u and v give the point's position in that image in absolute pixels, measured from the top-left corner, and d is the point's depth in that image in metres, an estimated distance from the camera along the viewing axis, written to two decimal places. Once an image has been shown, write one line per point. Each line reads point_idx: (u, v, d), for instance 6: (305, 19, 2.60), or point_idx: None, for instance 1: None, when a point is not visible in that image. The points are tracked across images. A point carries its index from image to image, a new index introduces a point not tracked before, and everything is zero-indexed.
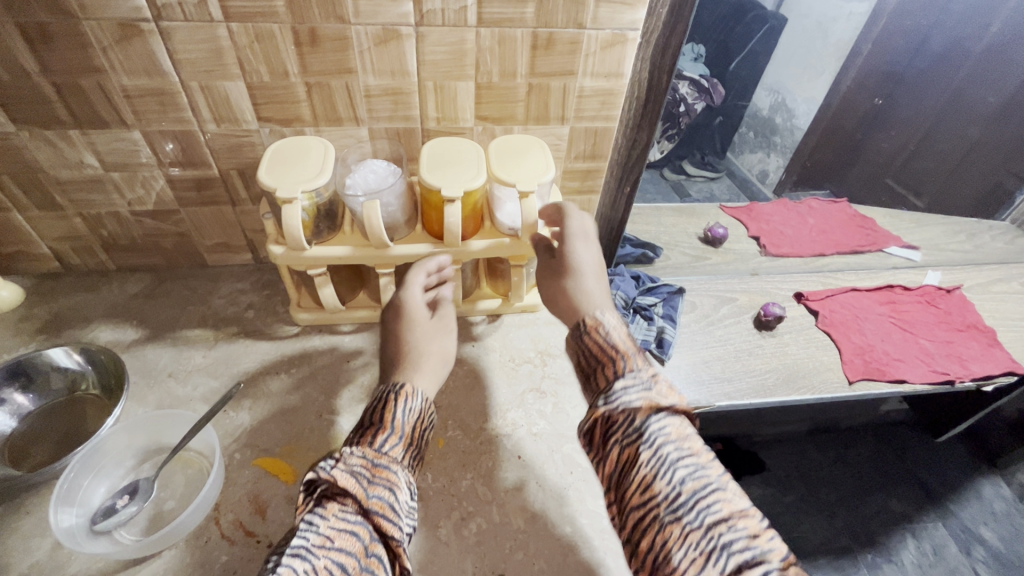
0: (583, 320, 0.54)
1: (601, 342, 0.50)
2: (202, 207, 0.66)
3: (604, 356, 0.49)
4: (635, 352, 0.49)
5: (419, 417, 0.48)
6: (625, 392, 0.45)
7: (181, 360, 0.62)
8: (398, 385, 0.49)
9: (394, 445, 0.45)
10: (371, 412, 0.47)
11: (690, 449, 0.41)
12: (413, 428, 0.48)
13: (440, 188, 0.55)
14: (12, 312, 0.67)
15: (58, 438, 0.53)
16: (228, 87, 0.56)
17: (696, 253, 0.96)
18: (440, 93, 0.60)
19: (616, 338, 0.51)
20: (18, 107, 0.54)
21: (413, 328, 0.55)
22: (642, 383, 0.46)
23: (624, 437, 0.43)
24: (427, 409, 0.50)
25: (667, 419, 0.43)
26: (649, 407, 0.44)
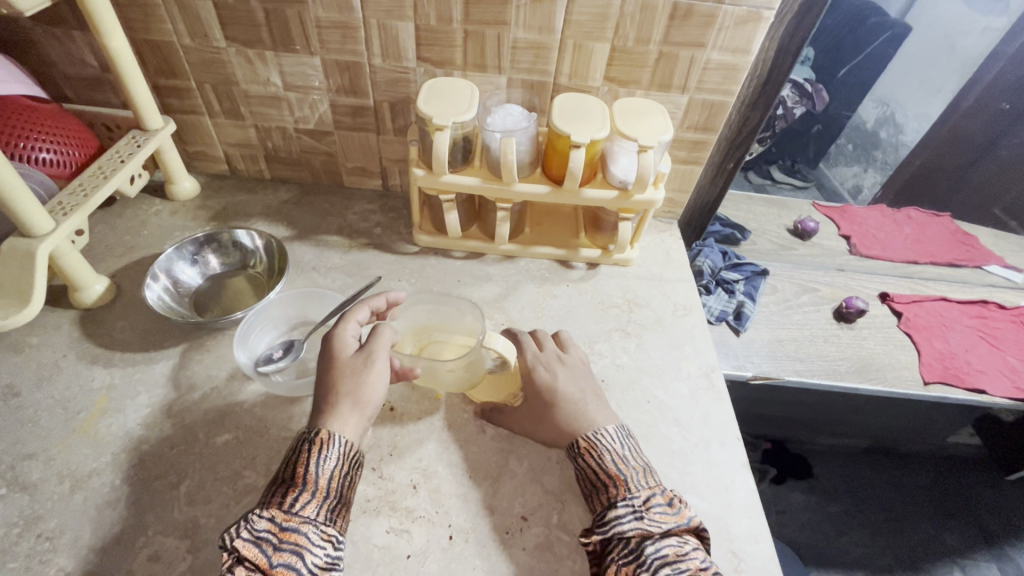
0: (577, 439, 0.51)
1: (593, 466, 0.48)
2: (352, 132, 0.77)
3: (598, 480, 0.48)
4: (631, 472, 0.48)
5: (339, 467, 0.45)
6: (618, 518, 0.45)
7: (322, 258, 0.73)
8: (314, 432, 0.46)
9: (308, 504, 0.43)
10: (286, 466, 0.45)
11: (687, 570, 0.42)
12: (332, 478, 0.45)
13: (570, 134, 0.61)
14: (190, 201, 0.81)
15: (232, 297, 0.65)
16: (401, 27, 0.65)
17: (783, 242, 0.97)
18: (578, 52, 0.66)
19: (613, 455, 0.49)
20: (233, 27, 0.66)
21: (339, 368, 0.48)
22: (634, 511, 0.45)
23: (620, 557, 0.44)
24: (353, 449, 0.47)
25: (663, 541, 0.44)
26: (642, 536, 0.44)
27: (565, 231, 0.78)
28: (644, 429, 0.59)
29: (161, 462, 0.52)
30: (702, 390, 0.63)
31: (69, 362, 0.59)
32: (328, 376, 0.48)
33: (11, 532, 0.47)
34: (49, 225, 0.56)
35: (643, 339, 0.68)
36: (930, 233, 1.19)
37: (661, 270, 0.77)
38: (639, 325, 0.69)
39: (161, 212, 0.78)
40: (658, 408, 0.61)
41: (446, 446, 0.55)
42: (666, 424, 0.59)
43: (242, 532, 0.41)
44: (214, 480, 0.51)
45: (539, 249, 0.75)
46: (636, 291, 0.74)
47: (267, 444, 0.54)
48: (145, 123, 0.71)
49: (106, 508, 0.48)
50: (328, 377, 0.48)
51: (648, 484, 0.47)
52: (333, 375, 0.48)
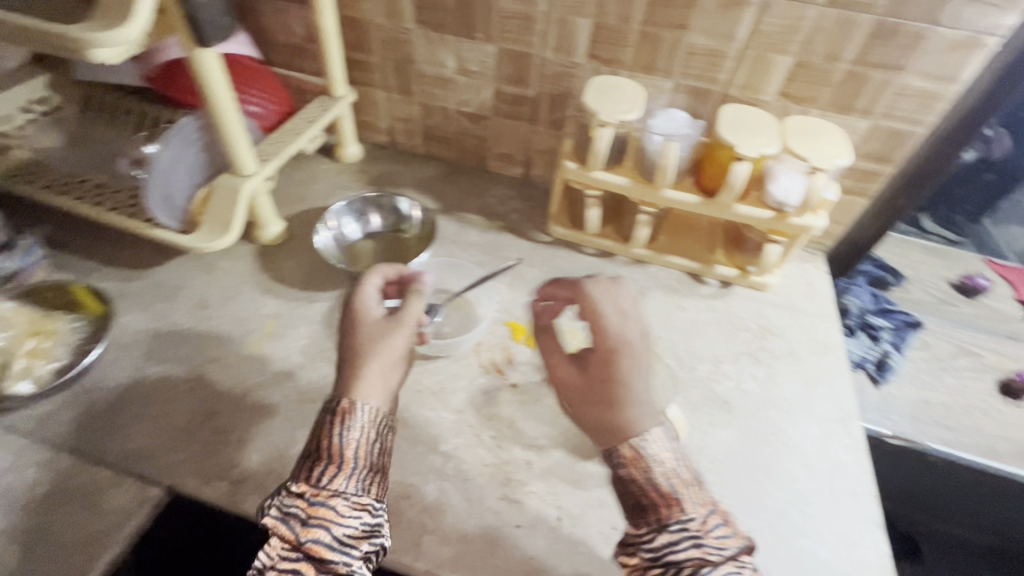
0: (618, 448, 0.46)
1: (642, 484, 0.44)
2: (507, 119, 0.80)
3: (653, 495, 0.44)
4: (689, 485, 0.44)
5: (356, 435, 0.45)
6: (668, 539, 0.42)
7: (462, 234, 0.78)
8: (335, 401, 0.45)
9: (341, 479, 0.43)
10: (318, 446, 0.45)
11: None
12: (360, 451, 0.44)
13: (736, 146, 0.60)
14: (352, 165, 0.89)
15: (382, 255, 0.70)
16: (579, 23, 0.67)
17: (944, 297, 0.87)
18: (756, 63, 0.64)
19: (666, 454, 0.45)
20: (425, 11, 0.72)
21: (368, 337, 0.48)
22: (690, 538, 0.42)
23: (653, 573, 0.42)
24: (382, 428, 0.46)
25: (721, 571, 0.40)
26: (696, 568, 0.40)
27: (702, 244, 0.76)
28: (767, 459, 0.56)
29: (312, 389, 0.58)
30: (835, 435, 0.59)
31: (248, 288, 0.68)
32: (360, 350, 0.47)
33: (194, 420, 0.55)
34: (255, 167, 0.66)
35: (774, 369, 0.64)
36: None
37: (802, 302, 0.72)
38: (770, 353, 0.66)
39: (328, 170, 0.87)
40: (783, 443, 0.58)
41: (563, 432, 0.56)
42: (790, 461, 0.56)
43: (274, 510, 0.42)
44: None
45: (672, 259, 0.73)
46: (771, 319, 0.70)
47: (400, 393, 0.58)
48: (332, 90, 0.80)
49: (266, 418, 0.55)
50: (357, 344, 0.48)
51: (699, 505, 0.43)
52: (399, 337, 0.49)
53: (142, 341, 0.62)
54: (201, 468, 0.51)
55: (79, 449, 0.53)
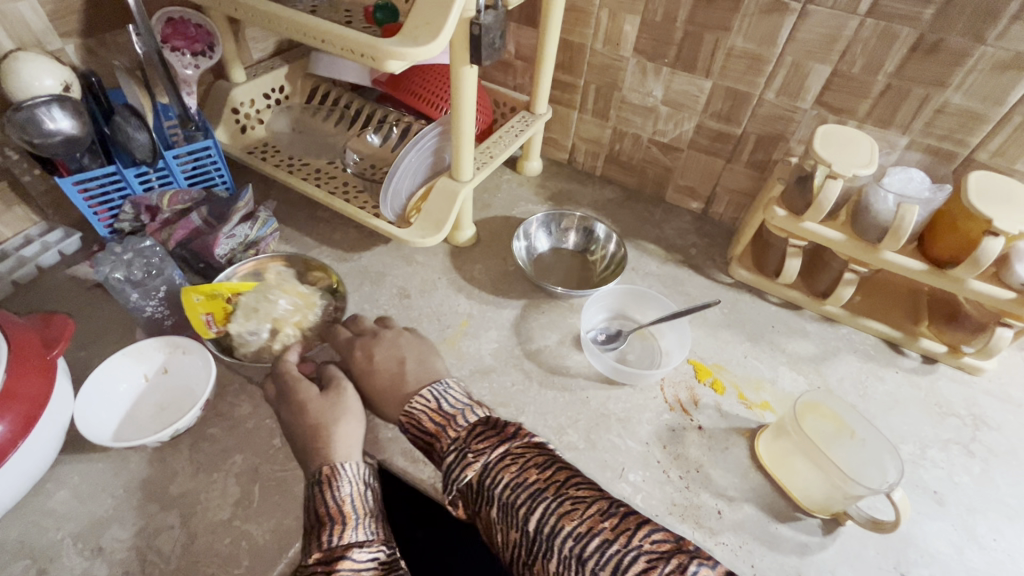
0: (413, 409, 0.52)
1: (432, 430, 0.50)
2: (702, 154, 0.80)
3: (433, 436, 0.50)
4: (452, 412, 0.51)
5: (500, 463, 0.46)
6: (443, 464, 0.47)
7: (641, 262, 0.78)
8: (319, 472, 0.48)
9: (344, 530, 0.45)
10: (420, 443, 0.51)
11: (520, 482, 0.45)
12: (347, 496, 0.47)
13: (991, 218, 0.55)
14: (532, 178, 0.92)
15: (570, 273, 0.73)
16: (815, 69, 0.65)
17: None
18: (1022, 130, 0.58)
19: (448, 403, 0.52)
20: (646, 42, 0.73)
21: (306, 401, 0.53)
22: (460, 452, 0.47)
23: (472, 500, 0.46)
24: (468, 447, 0.47)
25: (495, 466, 0.45)
26: (472, 467, 0.46)
27: (904, 313, 0.71)
28: (987, 567, 0.51)
29: (505, 393, 0.61)
30: None
31: (443, 284, 0.72)
32: (299, 424, 0.52)
33: None
34: (471, 175, 0.70)
35: (991, 466, 0.58)
36: None
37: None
38: (986, 447, 0.60)
39: (511, 180, 0.91)
40: (1005, 552, 0.52)
41: (753, 487, 0.55)
42: (1015, 575, 0.50)
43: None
44: (545, 426, 0.58)
45: (871, 323, 0.69)
46: (984, 408, 0.63)
47: (588, 414, 0.59)
48: (535, 107, 0.84)
49: None
50: (309, 421, 0.52)
51: (491, 439, 0.47)
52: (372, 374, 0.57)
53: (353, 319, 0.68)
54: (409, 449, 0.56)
55: None
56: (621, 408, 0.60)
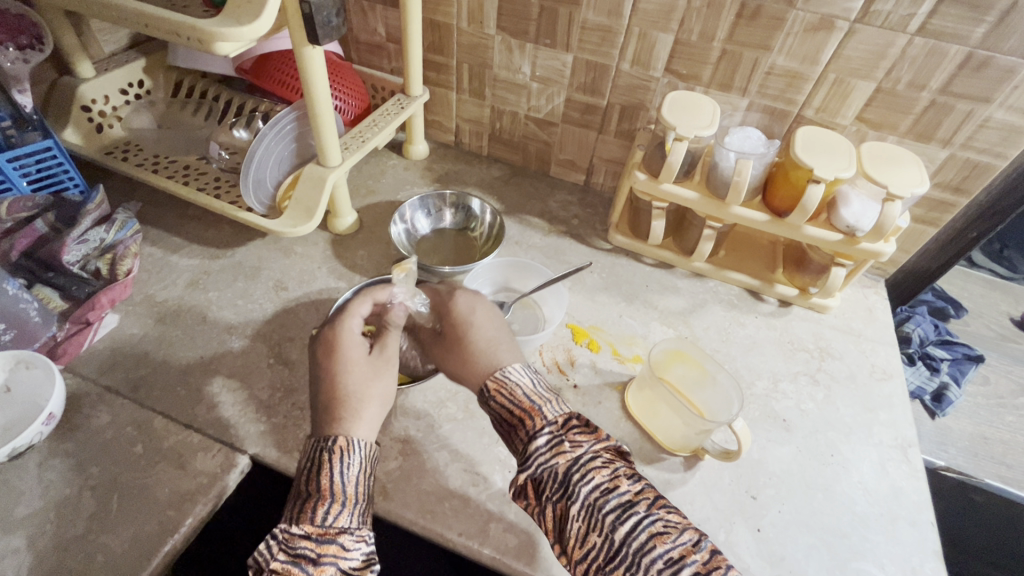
0: (486, 381, 0.51)
1: (515, 400, 0.49)
2: (576, 127, 0.82)
3: (517, 416, 0.49)
4: (550, 404, 0.49)
5: (591, 462, 0.45)
6: (538, 453, 0.45)
7: (524, 236, 0.80)
8: (332, 439, 0.46)
9: (338, 513, 0.44)
10: (499, 418, 0.50)
11: (622, 492, 0.43)
12: (351, 481, 0.45)
13: (813, 167, 0.61)
14: (419, 162, 0.92)
15: (452, 251, 0.73)
16: (660, 38, 0.68)
17: (1004, 333, 0.87)
18: (836, 87, 0.65)
19: (534, 385, 0.51)
20: (507, 19, 0.75)
21: (353, 353, 0.52)
22: (556, 437, 0.46)
23: (552, 493, 0.44)
24: (565, 436, 0.46)
25: (588, 468, 0.44)
26: (568, 458, 0.45)
27: (761, 263, 0.77)
28: (826, 479, 0.57)
29: None
30: (894, 462, 0.59)
31: (322, 274, 0.71)
32: (334, 369, 0.50)
33: (275, 394, 0.58)
34: (339, 159, 0.69)
35: (833, 391, 0.64)
36: None
37: (862, 327, 0.72)
38: (829, 375, 0.66)
39: (397, 165, 0.90)
40: (841, 465, 0.58)
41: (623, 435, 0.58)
42: (848, 484, 0.57)
43: (281, 552, 0.42)
44: (424, 401, 0.58)
45: (732, 274, 0.74)
46: (829, 341, 0.70)
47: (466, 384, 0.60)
48: (409, 89, 0.84)
49: None
50: (343, 374, 0.50)
51: (592, 437, 0.47)
52: (447, 331, 0.57)
53: (225, 317, 0.65)
54: (282, 440, 0.55)
55: (170, 413, 0.56)
56: None
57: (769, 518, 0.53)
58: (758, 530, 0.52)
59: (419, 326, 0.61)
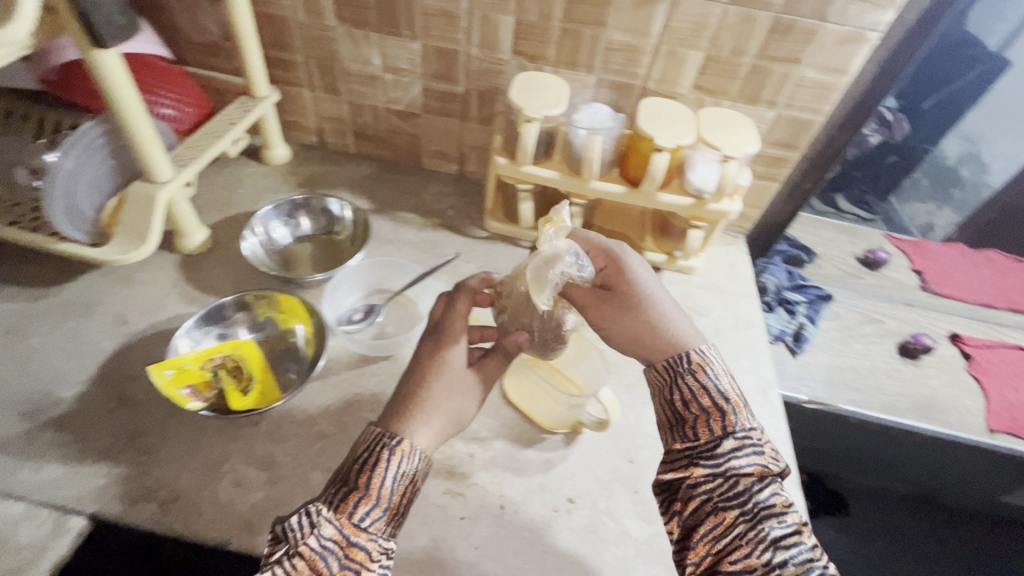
0: (683, 353, 0.50)
1: (707, 388, 0.47)
2: (439, 116, 0.80)
3: (714, 407, 0.46)
4: (742, 405, 0.47)
5: (766, 482, 0.43)
6: (742, 453, 0.44)
7: (398, 233, 0.77)
8: (398, 438, 0.44)
9: (374, 516, 0.41)
10: (680, 400, 0.48)
11: (794, 522, 0.41)
12: (398, 487, 0.42)
13: (655, 137, 0.63)
14: (280, 167, 0.86)
15: (314, 260, 0.70)
16: (501, 20, 0.68)
17: (850, 270, 0.99)
18: (669, 58, 0.67)
19: (718, 384, 0.48)
20: (346, 8, 0.71)
21: (443, 367, 0.49)
22: (752, 448, 0.44)
23: (720, 496, 0.42)
24: (762, 448, 0.45)
25: (770, 489, 0.42)
26: (759, 476, 0.43)
27: (631, 233, 0.79)
28: None
29: None
30: (757, 404, 0.63)
31: (170, 300, 0.65)
32: (420, 382, 0.48)
33: (117, 442, 0.52)
34: (170, 173, 0.62)
35: None
36: (1013, 278, 1.10)
37: (725, 283, 0.77)
38: None
39: (255, 173, 0.84)
40: None
41: (504, 421, 0.58)
42: None
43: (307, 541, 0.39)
44: (291, 422, 0.55)
45: None
46: (697, 300, 0.74)
47: (338, 397, 0.57)
48: (254, 90, 0.78)
49: (195, 432, 0.53)
50: (424, 386, 0.48)
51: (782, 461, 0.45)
52: (623, 292, 0.52)
53: (51, 364, 0.57)
54: (126, 492, 0.49)
55: None
56: (375, 382, 0.59)
57: (647, 478, 0.55)
58: (635, 492, 0.54)
59: (572, 288, 0.53)
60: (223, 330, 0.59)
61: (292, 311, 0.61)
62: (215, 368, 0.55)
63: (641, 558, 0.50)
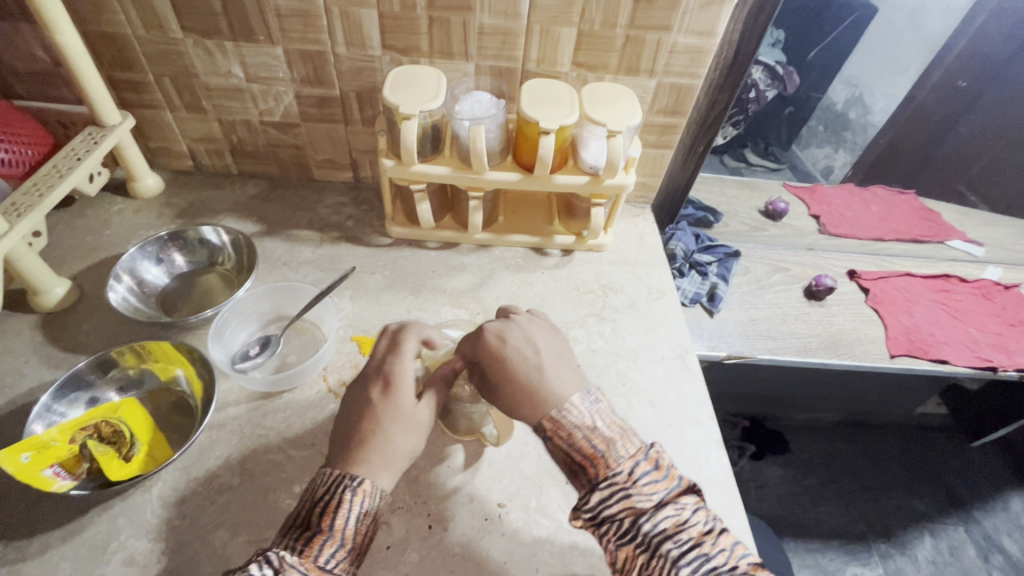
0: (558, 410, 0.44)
1: (570, 445, 0.43)
2: (320, 123, 0.75)
3: (581, 458, 0.42)
4: (608, 442, 0.42)
5: (647, 511, 0.39)
6: (606, 499, 0.40)
7: (294, 253, 0.72)
8: (358, 478, 0.42)
9: (338, 557, 0.39)
10: (562, 454, 0.44)
11: (690, 539, 0.38)
12: (360, 525, 0.41)
13: (539, 120, 0.61)
14: (154, 199, 0.78)
15: (197, 298, 0.65)
16: (364, 14, 0.63)
17: (755, 224, 1.08)
18: (545, 37, 0.66)
19: (588, 424, 0.43)
20: (189, 17, 0.64)
21: (392, 401, 0.46)
22: (622, 490, 0.40)
23: (616, 539, 0.40)
24: (631, 483, 0.40)
25: (659, 514, 0.39)
26: (638, 511, 0.39)
27: (538, 218, 0.78)
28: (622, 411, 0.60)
29: None
30: (677, 371, 0.64)
31: (32, 367, 0.57)
32: (373, 423, 0.45)
33: None
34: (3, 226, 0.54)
35: (618, 324, 0.68)
36: (896, 211, 1.22)
37: (636, 255, 0.77)
38: (614, 309, 0.70)
39: (124, 210, 0.76)
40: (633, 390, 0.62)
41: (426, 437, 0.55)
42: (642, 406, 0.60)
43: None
44: (187, 481, 0.50)
45: (513, 237, 0.75)
46: (611, 277, 0.74)
47: (240, 443, 0.52)
48: (102, 119, 0.68)
49: (74, 514, 0.47)
50: (376, 425, 0.45)
51: (666, 475, 0.41)
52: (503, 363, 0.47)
53: None
54: None
55: None
56: (280, 420, 0.55)
57: None
58: (566, 483, 0.53)
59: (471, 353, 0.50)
60: (91, 394, 0.54)
61: (168, 357, 0.56)
62: (85, 438, 0.49)
63: (578, 550, 0.49)
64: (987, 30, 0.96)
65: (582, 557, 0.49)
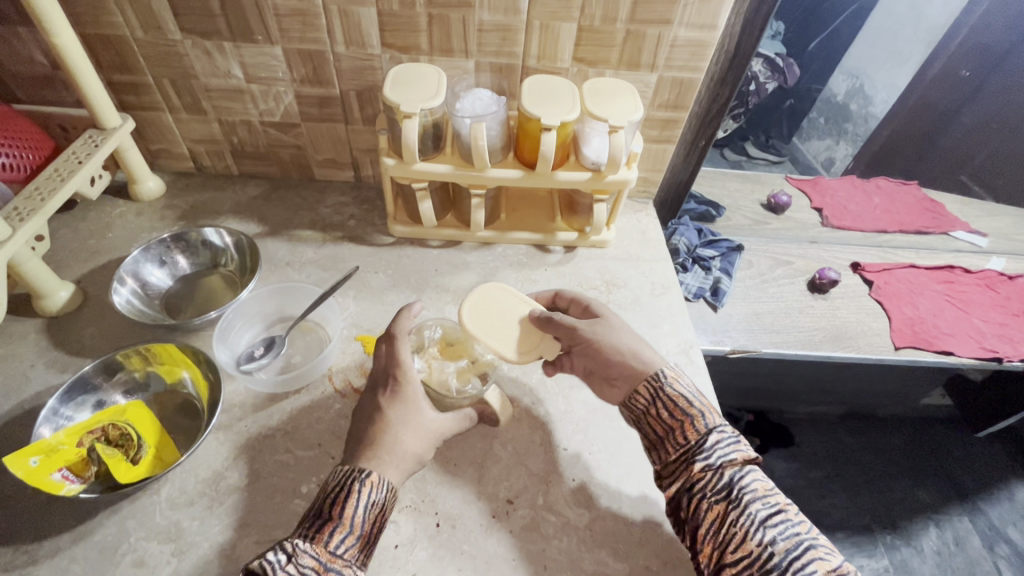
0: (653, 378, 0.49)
1: (678, 399, 0.47)
2: (320, 123, 0.75)
3: (682, 414, 0.47)
4: (713, 411, 0.47)
5: (745, 472, 0.44)
6: (718, 446, 0.45)
7: (296, 254, 0.72)
8: (366, 472, 0.43)
9: (348, 544, 0.41)
10: (661, 411, 0.48)
11: (777, 504, 0.42)
12: (370, 514, 0.42)
13: (541, 117, 0.61)
14: (155, 201, 0.78)
15: (200, 299, 0.65)
16: (362, 13, 0.63)
17: (756, 218, 1.07)
18: (545, 33, 0.65)
19: (694, 392, 0.48)
20: (189, 18, 0.64)
21: (401, 409, 0.47)
22: (732, 438, 0.45)
23: (712, 493, 0.43)
24: (728, 445, 0.45)
25: (751, 473, 0.44)
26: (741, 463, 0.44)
27: (540, 215, 0.78)
28: None
29: None
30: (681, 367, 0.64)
31: (38, 371, 0.57)
32: (383, 425, 0.46)
33: None
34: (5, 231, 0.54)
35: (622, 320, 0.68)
36: (899, 202, 1.21)
37: (639, 251, 0.77)
38: (617, 305, 0.70)
39: (126, 213, 0.76)
40: None
41: None
42: None
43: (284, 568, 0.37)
44: (195, 483, 0.50)
45: (516, 234, 0.74)
46: (614, 273, 0.74)
47: (247, 444, 0.53)
48: (102, 121, 0.68)
49: (83, 517, 0.47)
50: (387, 432, 0.45)
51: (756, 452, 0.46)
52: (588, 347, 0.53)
53: None
54: None
55: None
56: (286, 421, 0.55)
57: (582, 463, 0.54)
58: (573, 480, 0.53)
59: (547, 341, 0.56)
60: (97, 397, 0.54)
61: (173, 360, 0.56)
62: (93, 441, 0.49)
63: (585, 546, 0.49)
64: (990, 18, 0.95)
65: (589, 552, 0.49)
